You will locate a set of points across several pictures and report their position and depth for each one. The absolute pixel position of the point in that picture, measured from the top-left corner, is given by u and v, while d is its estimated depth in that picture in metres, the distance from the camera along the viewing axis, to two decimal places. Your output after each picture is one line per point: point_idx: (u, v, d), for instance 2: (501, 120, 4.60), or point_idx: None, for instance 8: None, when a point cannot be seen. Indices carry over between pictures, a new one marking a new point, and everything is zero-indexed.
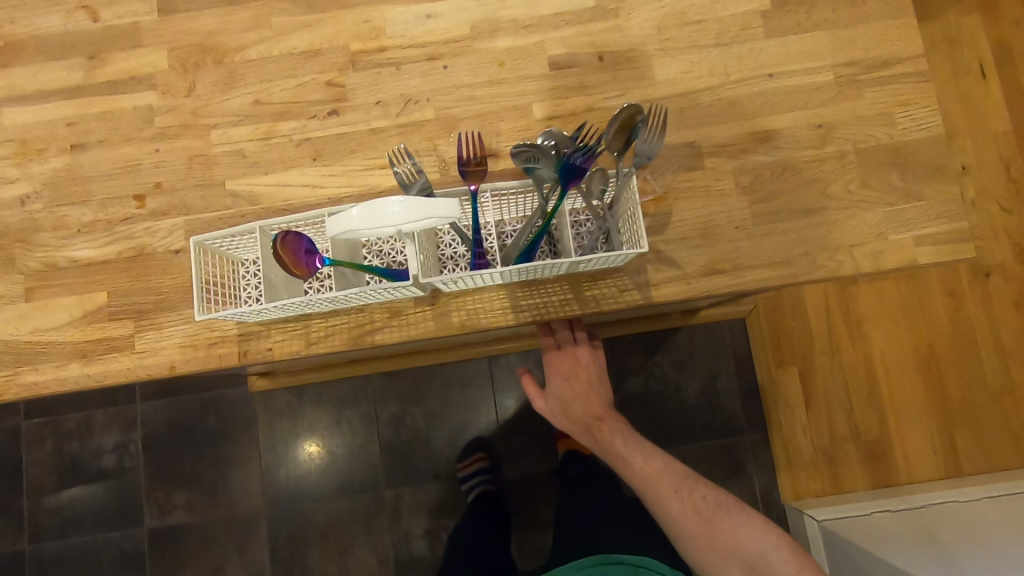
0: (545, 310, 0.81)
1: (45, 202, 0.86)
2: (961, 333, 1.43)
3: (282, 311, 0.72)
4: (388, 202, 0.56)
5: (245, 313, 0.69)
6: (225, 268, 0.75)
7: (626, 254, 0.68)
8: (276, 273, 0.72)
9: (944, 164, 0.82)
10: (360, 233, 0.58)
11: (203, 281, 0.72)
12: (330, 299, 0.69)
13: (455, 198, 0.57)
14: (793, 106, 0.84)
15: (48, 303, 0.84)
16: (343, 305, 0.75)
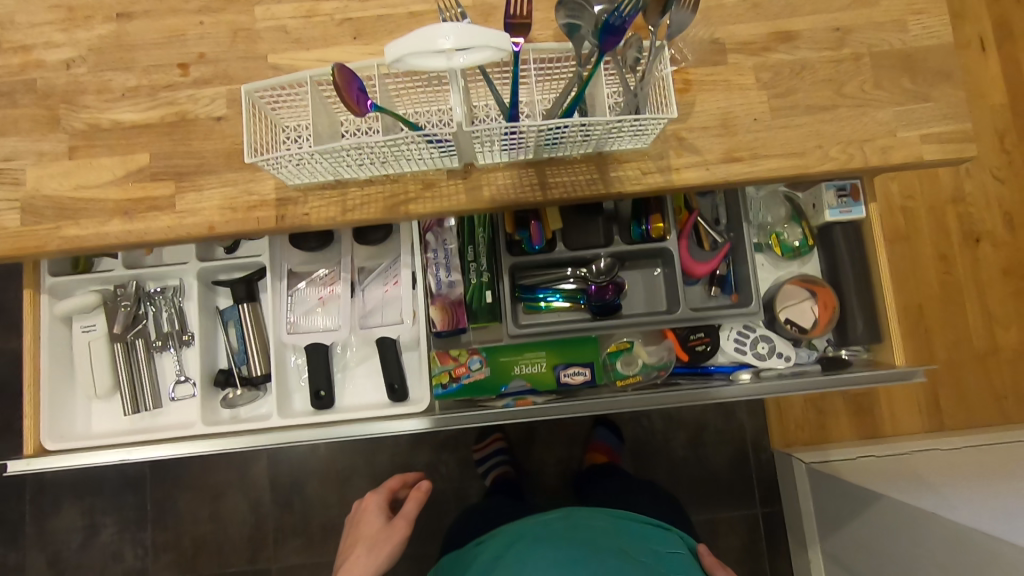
0: (572, 188, 0.85)
1: (90, 66, 0.88)
2: (945, 298, 1.83)
3: (326, 160, 0.76)
4: (445, 29, 0.61)
5: (290, 156, 0.73)
6: (270, 122, 0.78)
7: (659, 117, 0.73)
8: (320, 124, 0.76)
9: (952, 70, 0.86)
10: (414, 60, 0.63)
11: (251, 128, 0.75)
12: (375, 146, 0.73)
13: (504, 32, 0.63)
14: (813, 10, 0.88)
15: (90, 162, 0.86)
16: (383, 163, 0.80)
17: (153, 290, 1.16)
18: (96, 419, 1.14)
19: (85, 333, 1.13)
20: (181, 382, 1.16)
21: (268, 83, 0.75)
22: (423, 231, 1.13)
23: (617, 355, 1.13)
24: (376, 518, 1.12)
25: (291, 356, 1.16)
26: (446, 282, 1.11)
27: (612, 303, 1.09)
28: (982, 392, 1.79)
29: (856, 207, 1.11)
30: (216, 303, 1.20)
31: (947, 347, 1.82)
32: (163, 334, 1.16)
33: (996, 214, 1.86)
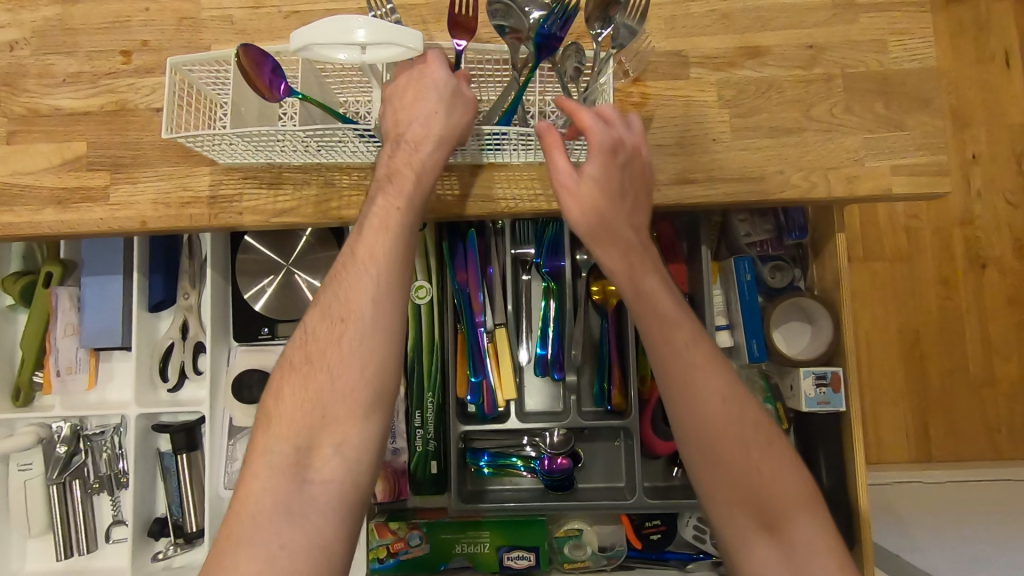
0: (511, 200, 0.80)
1: (33, 49, 0.87)
2: (948, 321, 1.75)
3: (249, 145, 0.73)
4: (354, 21, 0.57)
5: (212, 137, 0.70)
6: (198, 98, 0.75)
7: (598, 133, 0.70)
8: (247, 108, 0.73)
9: (931, 96, 0.80)
10: (322, 50, 0.59)
11: (174, 104, 0.72)
12: (292, 135, 0.70)
13: (421, 33, 0.59)
14: (785, 24, 0.83)
15: (29, 148, 0.85)
16: (310, 153, 0.76)
17: (92, 431, 0.94)
18: (32, 559, 0.94)
19: (21, 473, 0.92)
20: (118, 523, 0.95)
21: (194, 57, 0.72)
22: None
23: (565, 540, 0.90)
24: (437, 71, 0.68)
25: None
26: (393, 449, 0.92)
27: (569, 478, 0.89)
28: (977, 424, 1.72)
29: (835, 400, 0.84)
30: (157, 445, 0.95)
31: (942, 375, 1.74)
32: (101, 476, 0.94)
33: (1005, 240, 1.77)
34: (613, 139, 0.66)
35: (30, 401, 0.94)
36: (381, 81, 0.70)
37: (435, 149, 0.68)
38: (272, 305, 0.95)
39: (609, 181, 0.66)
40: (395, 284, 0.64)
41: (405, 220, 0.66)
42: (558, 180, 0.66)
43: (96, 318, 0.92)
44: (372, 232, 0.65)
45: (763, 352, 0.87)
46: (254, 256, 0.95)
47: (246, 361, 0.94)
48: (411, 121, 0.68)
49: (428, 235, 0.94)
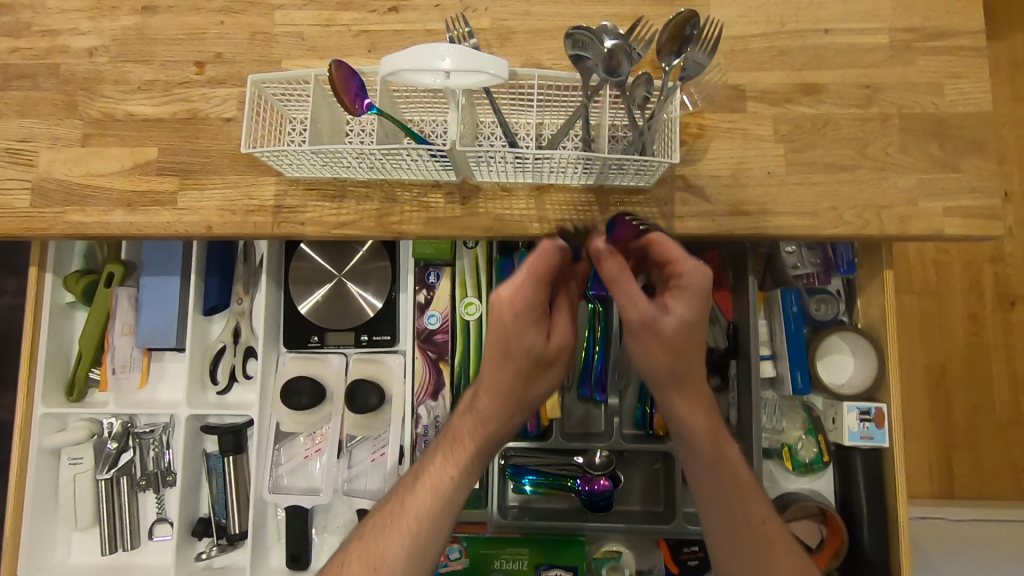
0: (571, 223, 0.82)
1: (111, 56, 0.90)
2: (975, 357, 1.75)
3: (322, 160, 0.76)
4: (442, 49, 0.60)
5: (290, 152, 0.73)
6: (272, 114, 0.78)
7: (661, 160, 0.72)
8: (322, 125, 0.75)
9: (985, 140, 0.82)
10: (408, 76, 0.61)
11: (253, 120, 0.75)
12: (367, 153, 0.73)
13: (504, 60, 0.62)
14: (843, 63, 0.84)
15: (102, 152, 0.88)
16: (378, 169, 0.79)
17: (142, 429, 0.97)
18: (77, 551, 0.96)
19: (71, 467, 0.94)
20: (161, 521, 0.96)
21: (274, 75, 0.75)
22: (413, 403, 0.92)
23: (604, 562, 0.90)
24: (511, 278, 0.63)
25: (273, 510, 0.96)
26: None
27: (609, 500, 0.90)
28: (1001, 463, 1.71)
29: (879, 436, 0.85)
30: (203, 447, 0.97)
31: (967, 411, 1.73)
32: (148, 473, 0.96)
33: None
34: (701, 286, 0.65)
35: (83, 396, 0.96)
36: (458, 103, 0.71)
37: (503, 425, 0.70)
38: (321, 310, 0.97)
39: (687, 322, 0.65)
40: (452, 507, 0.71)
41: (472, 463, 0.70)
42: (638, 320, 0.65)
43: (152, 320, 0.95)
44: (430, 478, 0.71)
45: (807, 385, 0.88)
46: (307, 265, 0.98)
47: (294, 368, 0.95)
48: (485, 394, 0.69)
49: (478, 250, 0.94)
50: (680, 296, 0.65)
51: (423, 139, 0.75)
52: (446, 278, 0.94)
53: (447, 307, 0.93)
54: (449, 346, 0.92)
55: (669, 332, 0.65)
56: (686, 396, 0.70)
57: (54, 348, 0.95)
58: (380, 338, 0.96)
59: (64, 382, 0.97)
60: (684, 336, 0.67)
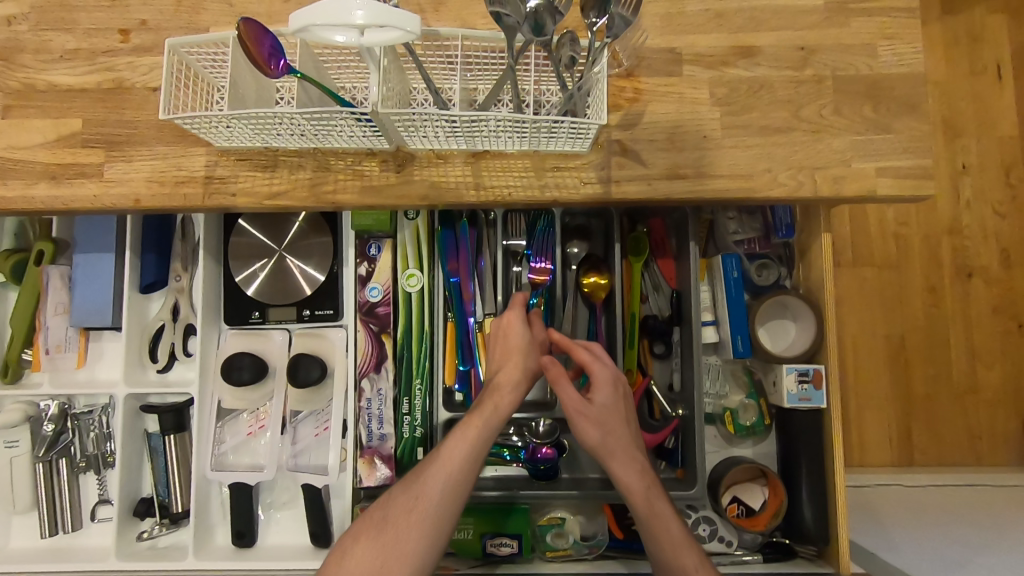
0: (507, 190, 0.82)
1: (31, 25, 0.87)
2: (932, 327, 1.78)
3: (247, 126, 0.74)
4: (353, 3, 0.58)
5: (211, 118, 0.71)
6: (195, 81, 0.75)
7: (590, 121, 0.71)
8: (245, 90, 0.73)
9: (918, 101, 0.82)
10: (318, 32, 0.59)
11: (172, 85, 0.72)
12: (291, 117, 0.71)
13: (419, 16, 0.60)
14: (778, 26, 0.84)
15: (24, 124, 0.85)
16: (308, 136, 0.77)
17: (80, 410, 0.95)
18: (16, 537, 0.94)
19: (5, 450, 0.92)
20: (104, 502, 0.95)
21: (193, 38, 0.72)
22: (356, 375, 0.91)
23: (548, 529, 0.90)
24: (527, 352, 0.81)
25: (218, 489, 0.95)
26: (379, 435, 0.90)
27: (554, 468, 0.90)
28: (957, 430, 1.74)
29: (817, 397, 0.86)
30: (145, 426, 0.96)
31: (925, 379, 1.76)
32: (87, 454, 0.95)
33: (991, 249, 1.80)
34: (611, 377, 0.82)
35: (18, 378, 0.94)
36: (379, 65, 0.68)
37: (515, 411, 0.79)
38: (265, 288, 0.95)
39: (604, 424, 0.80)
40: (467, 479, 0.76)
41: (485, 433, 0.77)
42: (572, 408, 0.80)
43: (85, 298, 0.93)
44: (457, 438, 0.77)
45: (747, 349, 0.89)
46: (247, 241, 0.96)
47: (236, 344, 0.94)
48: (500, 381, 0.79)
49: (419, 222, 0.93)
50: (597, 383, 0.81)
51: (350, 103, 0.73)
52: (389, 249, 0.93)
53: (388, 279, 0.92)
54: (390, 319, 0.91)
55: (593, 411, 0.80)
56: (619, 460, 0.79)
57: None
58: (322, 312, 0.94)
59: None
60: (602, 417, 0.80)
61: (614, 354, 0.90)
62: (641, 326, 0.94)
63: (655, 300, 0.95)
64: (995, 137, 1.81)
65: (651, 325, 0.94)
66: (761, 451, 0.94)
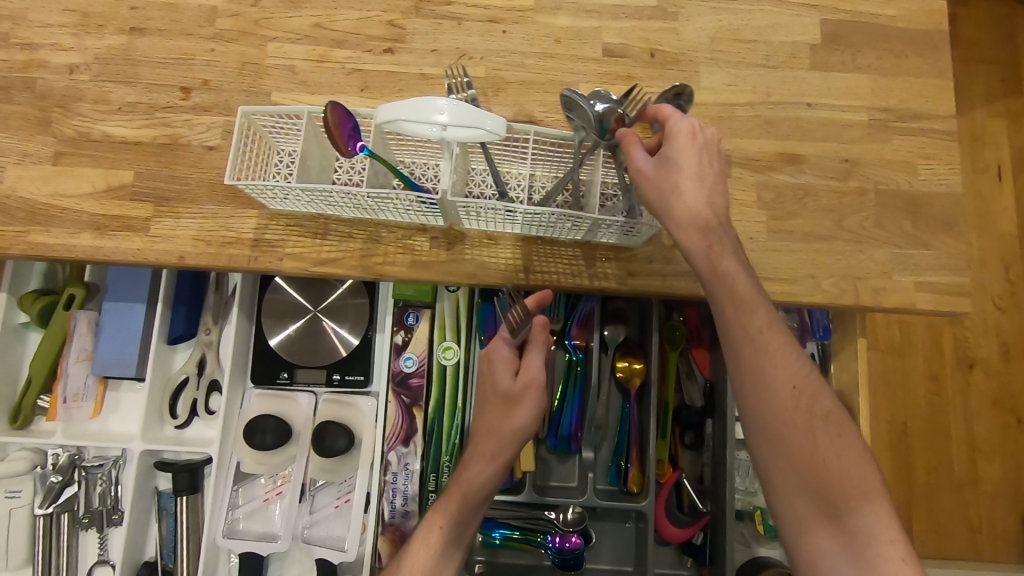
0: (556, 275, 0.82)
1: (92, 75, 0.88)
2: (933, 414, 1.79)
3: (309, 198, 0.74)
4: (439, 102, 0.59)
5: (276, 187, 0.70)
6: (260, 147, 0.76)
7: (650, 223, 0.72)
8: (310, 162, 0.74)
9: (955, 220, 0.85)
10: (402, 125, 0.61)
11: (239, 151, 0.72)
12: (357, 194, 0.71)
13: (501, 116, 0.61)
14: (823, 137, 0.87)
15: (74, 171, 0.85)
16: (367, 208, 0.77)
17: (91, 462, 0.90)
18: None
19: (6, 502, 0.88)
20: (102, 563, 0.89)
21: (267, 108, 0.73)
22: (383, 448, 0.88)
23: None
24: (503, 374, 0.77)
25: (226, 556, 0.90)
26: (403, 511, 0.87)
27: (579, 559, 0.88)
28: (957, 522, 1.74)
29: None
30: (156, 484, 0.92)
31: (927, 469, 1.76)
32: (91, 511, 0.89)
33: (992, 343, 1.84)
34: (691, 132, 0.67)
35: (28, 424, 0.90)
36: (452, 153, 0.70)
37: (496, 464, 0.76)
38: (291, 346, 0.93)
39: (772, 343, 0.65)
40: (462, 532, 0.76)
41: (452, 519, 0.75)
42: (648, 175, 0.66)
43: (111, 347, 0.90)
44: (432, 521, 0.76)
45: None
46: (282, 299, 0.95)
47: (260, 406, 0.91)
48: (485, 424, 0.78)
49: (459, 294, 0.92)
50: (684, 144, 0.67)
51: (415, 184, 0.74)
52: (427, 319, 0.92)
53: (424, 350, 0.90)
54: (423, 391, 0.89)
55: (736, 300, 0.66)
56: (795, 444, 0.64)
57: None
58: (352, 378, 0.92)
59: (8, 409, 0.91)
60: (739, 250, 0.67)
61: (646, 444, 0.89)
62: (675, 416, 0.93)
63: (689, 390, 0.94)
64: (998, 233, 1.88)
65: (684, 416, 0.93)
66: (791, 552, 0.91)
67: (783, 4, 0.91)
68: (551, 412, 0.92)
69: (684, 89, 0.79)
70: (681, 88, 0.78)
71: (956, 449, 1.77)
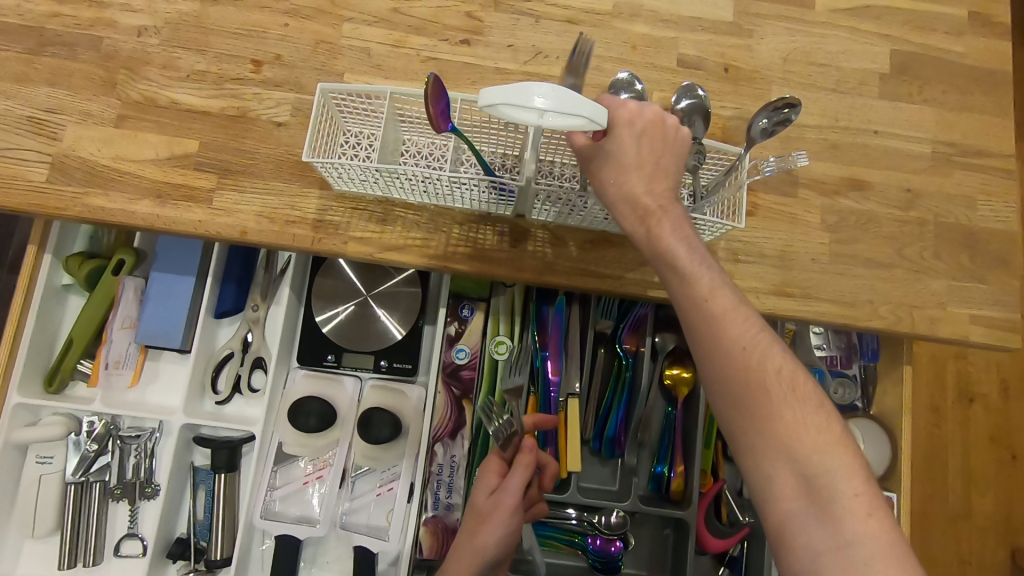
0: (619, 268, 0.83)
1: (162, 39, 0.86)
2: (932, 446, 1.83)
3: (384, 179, 0.73)
4: (539, 89, 0.59)
5: (357, 167, 0.69)
6: (337, 126, 0.75)
7: (729, 224, 0.73)
8: (389, 145, 0.73)
9: (1009, 258, 0.86)
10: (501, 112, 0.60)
11: (316, 128, 0.71)
12: (439, 177, 0.70)
13: (599, 106, 0.62)
14: (889, 165, 0.88)
15: (137, 136, 0.82)
16: (439, 194, 0.76)
17: (127, 433, 0.88)
18: (27, 561, 0.85)
19: (38, 466, 0.86)
20: (130, 537, 0.86)
21: (348, 87, 0.71)
22: (430, 439, 0.87)
23: None
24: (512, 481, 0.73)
25: (261, 538, 0.88)
26: (445, 504, 0.85)
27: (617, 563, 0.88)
28: (949, 551, 1.77)
29: None
30: (191, 459, 0.90)
31: (923, 498, 1.79)
32: (124, 482, 0.87)
33: (994, 381, 1.88)
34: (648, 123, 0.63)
35: (63, 388, 0.87)
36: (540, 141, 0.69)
37: (502, 545, 0.71)
38: (343, 331, 0.92)
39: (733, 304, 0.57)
40: None
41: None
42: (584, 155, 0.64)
43: (155, 316, 0.87)
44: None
45: None
46: (335, 282, 0.94)
47: (305, 387, 0.90)
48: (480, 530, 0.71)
49: (516, 290, 0.92)
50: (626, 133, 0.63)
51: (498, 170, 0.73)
52: (480, 312, 0.93)
53: (477, 342, 0.91)
54: (473, 384, 0.89)
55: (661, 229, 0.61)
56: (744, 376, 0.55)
57: (39, 332, 0.87)
58: (399, 366, 0.91)
59: (45, 371, 0.88)
60: (679, 224, 0.61)
61: (692, 456, 0.89)
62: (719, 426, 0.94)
63: None
64: None
65: None
66: None
67: (855, 32, 0.92)
68: (598, 410, 0.92)
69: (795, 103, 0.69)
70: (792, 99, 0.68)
71: (954, 480, 1.81)
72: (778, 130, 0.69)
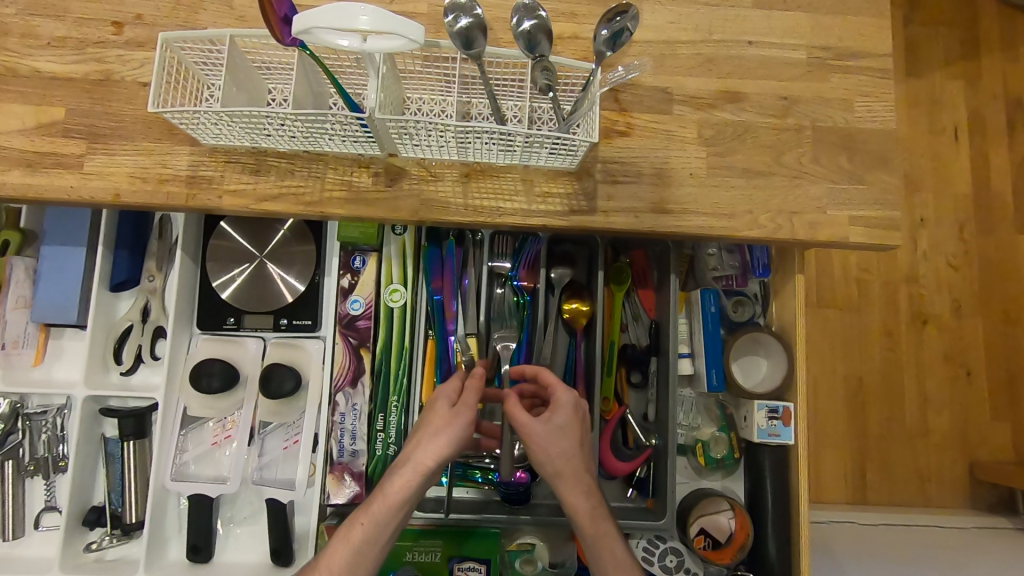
0: (496, 197, 0.83)
1: (20, 8, 0.85)
2: (887, 369, 1.82)
3: (237, 125, 0.73)
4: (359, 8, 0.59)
5: (201, 113, 0.70)
6: (190, 76, 0.75)
7: (583, 139, 0.72)
8: (240, 89, 0.73)
9: (888, 156, 0.87)
10: (322, 34, 0.60)
11: (162, 77, 0.71)
12: (284, 117, 0.70)
13: (421, 26, 0.61)
14: (764, 75, 0.88)
15: (3, 108, 0.82)
16: (299, 137, 0.76)
17: (33, 410, 0.90)
18: None
19: None
20: (51, 510, 0.89)
21: (189, 34, 0.71)
22: (332, 389, 0.89)
23: (518, 554, 0.92)
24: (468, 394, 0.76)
25: (176, 499, 0.90)
26: (350, 449, 0.88)
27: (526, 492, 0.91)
28: (908, 469, 1.77)
29: (785, 433, 0.88)
30: (102, 431, 0.91)
31: (881, 422, 1.79)
32: (37, 458, 0.89)
33: (945, 300, 1.84)
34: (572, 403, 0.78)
35: None
36: (378, 71, 0.69)
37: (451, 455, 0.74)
38: (240, 293, 0.93)
39: (570, 429, 0.76)
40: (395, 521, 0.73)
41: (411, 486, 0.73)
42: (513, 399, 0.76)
43: (49, 293, 0.88)
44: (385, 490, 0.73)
45: (721, 382, 0.92)
46: (227, 244, 0.94)
47: (208, 349, 0.91)
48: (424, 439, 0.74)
49: (406, 237, 0.93)
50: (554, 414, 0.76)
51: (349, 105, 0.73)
52: (372, 262, 0.92)
53: (371, 292, 0.91)
54: (371, 332, 0.90)
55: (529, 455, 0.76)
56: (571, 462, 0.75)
57: None
58: (300, 323, 0.93)
59: None
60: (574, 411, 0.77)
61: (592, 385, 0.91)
62: (622, 354, 0.96)
63: (633, 330, 0.98)
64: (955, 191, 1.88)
65: (630, 353, 0.96)
66: (729, 485, 0.95)
67: None
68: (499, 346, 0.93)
69: (628, 10, 0.69)
70: (623, 6, 0.69)
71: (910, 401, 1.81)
72: (621, 41, 0.69)
